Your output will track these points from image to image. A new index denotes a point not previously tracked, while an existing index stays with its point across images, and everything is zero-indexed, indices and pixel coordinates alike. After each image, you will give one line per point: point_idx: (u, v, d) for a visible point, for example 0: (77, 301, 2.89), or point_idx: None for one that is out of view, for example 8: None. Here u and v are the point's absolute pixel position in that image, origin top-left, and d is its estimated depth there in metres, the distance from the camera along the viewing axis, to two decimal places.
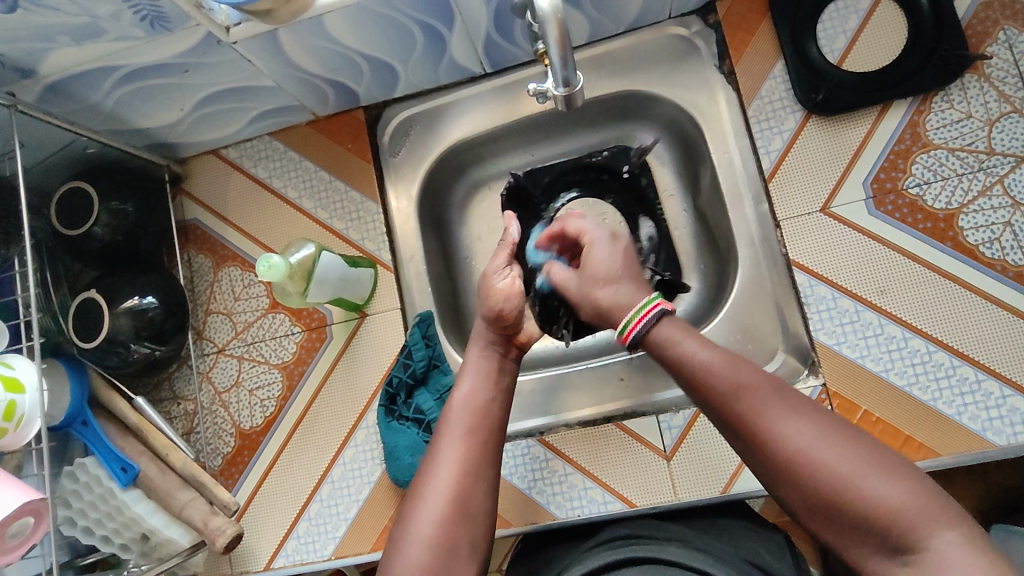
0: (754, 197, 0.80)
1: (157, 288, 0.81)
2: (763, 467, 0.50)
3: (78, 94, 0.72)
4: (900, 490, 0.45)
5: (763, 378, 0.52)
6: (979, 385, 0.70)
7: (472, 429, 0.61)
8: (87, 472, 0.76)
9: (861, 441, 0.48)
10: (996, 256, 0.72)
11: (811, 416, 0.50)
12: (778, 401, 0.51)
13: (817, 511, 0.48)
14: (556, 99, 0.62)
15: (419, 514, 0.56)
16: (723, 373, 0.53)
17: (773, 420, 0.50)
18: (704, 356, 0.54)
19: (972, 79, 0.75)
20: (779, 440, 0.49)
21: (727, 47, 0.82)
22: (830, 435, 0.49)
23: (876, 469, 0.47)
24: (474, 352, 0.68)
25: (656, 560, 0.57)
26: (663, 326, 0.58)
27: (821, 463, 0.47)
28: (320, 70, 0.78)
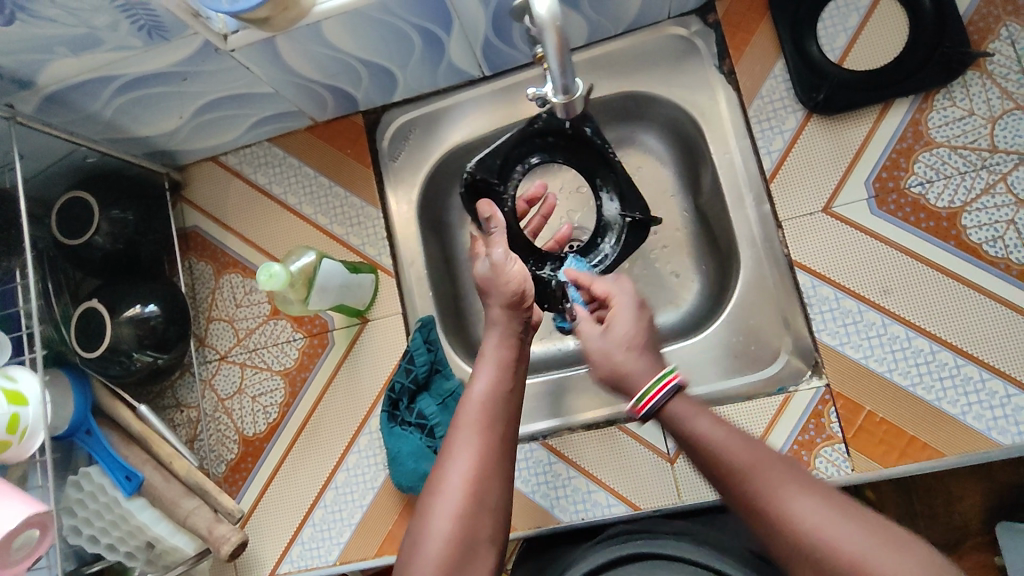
0: (755, 198, 0.80)
1: (159, 296, 0.81)
2: (774, 548, 0.50)
3: (77, 104, 0.72)
4: (915, 569, 0.45)
5: (775, 456, 0.54)
6: (983, 384, 0.70)
7: (489, 423, 0.60)
8: (91, 481, 0.76)
9: (873, 520, 0.49)
10: (999, 254, 0.72)
11: (821, 494, 0.51)
12: (788, 479, 0.52)
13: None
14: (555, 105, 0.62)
15: (437, 511, 0.56)
16: (731, 453, 0.54)
17: (783, 495, 0.51)
18: (717, 433, 0.56)
19: (974, 76, 0.74)
20: (790, 518, 0.49)
21: (727, 47, 0.81)
22: (840, 512, 0.49)
23: (889, 547, 0.47)
24: (492, 341, 0.66)
25: (659, 555, 0.58)
26: (678, 404, 0.59)
27: (835, 541, 0.47)
28: (318, 76, 0.78)
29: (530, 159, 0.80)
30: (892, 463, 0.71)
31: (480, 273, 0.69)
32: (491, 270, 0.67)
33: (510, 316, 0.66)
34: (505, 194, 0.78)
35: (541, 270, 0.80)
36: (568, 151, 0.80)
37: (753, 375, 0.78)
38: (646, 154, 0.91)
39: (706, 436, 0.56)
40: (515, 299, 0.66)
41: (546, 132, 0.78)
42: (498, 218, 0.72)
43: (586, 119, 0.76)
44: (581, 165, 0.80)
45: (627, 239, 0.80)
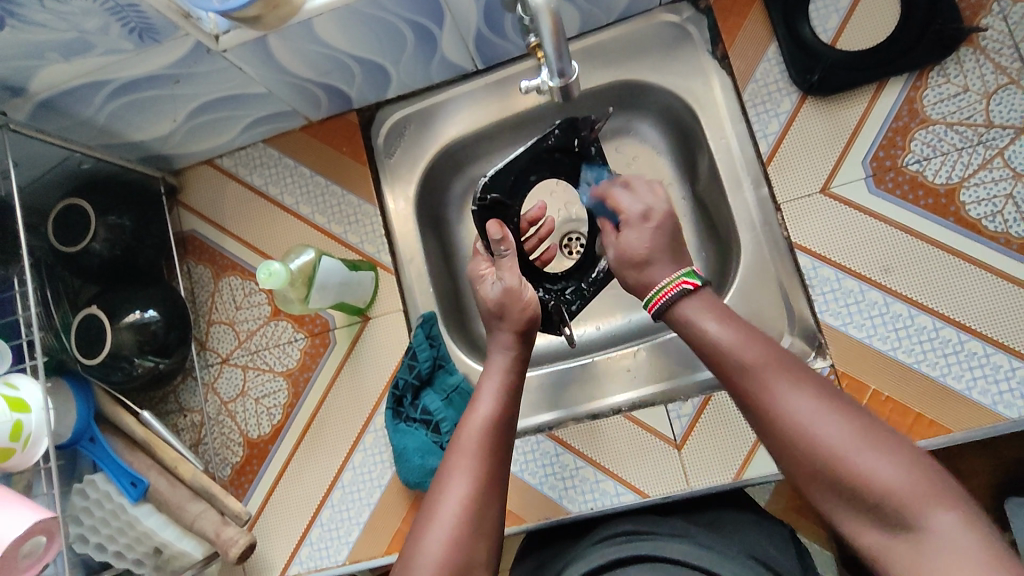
0: (753, 181, 0.80)
1: (158, 301, 0.80)
2: (766, 438, 0.51)
3: (71, 109, 0.71)
4: (898, 472, 0.45)
5: (777, 354, 0.53)
6: (988, 359, 0.70)
7: (489, 447, 0.60)
8: (96, 488, 0.76)
9: (866, 420, 0.48)
10: (999, 229, 0.71)
11: (818, 390, 0.50)
12: (784, 372, 0.52)
13: (816, 488, 0.48)
14: (550, 90, 0.62)
15: (432, 533, 0.55)
16: (731, 347, 0.54)
17: (775, 390, 0.51)
18: (722, 331, 0.55)
19: (967, 52, 0.74)
20: (778, 412, 0.50)
21: (719, 32, 0.81)
22: (832, 409, 0.49)
23: (876, 450, 0.47)
24: (497, 365, 0.66)
25: (658, 559, 0.57)
26: (685, 302, 0.59)
27: (820, 437, 0.48)
28: (311, 74, 0.77)
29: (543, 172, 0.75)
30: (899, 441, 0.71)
31: (491, 294, 0.70)
32: (504, 293, 0.69)
33: (520, 339, 0.68)
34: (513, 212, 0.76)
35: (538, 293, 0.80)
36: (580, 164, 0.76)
37: None
38: (642, 143, 0.91)
39: (707, 331, 0.56)
40: (525, 325, 0.68)
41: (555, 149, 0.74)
42: (509, 241, 0.71)
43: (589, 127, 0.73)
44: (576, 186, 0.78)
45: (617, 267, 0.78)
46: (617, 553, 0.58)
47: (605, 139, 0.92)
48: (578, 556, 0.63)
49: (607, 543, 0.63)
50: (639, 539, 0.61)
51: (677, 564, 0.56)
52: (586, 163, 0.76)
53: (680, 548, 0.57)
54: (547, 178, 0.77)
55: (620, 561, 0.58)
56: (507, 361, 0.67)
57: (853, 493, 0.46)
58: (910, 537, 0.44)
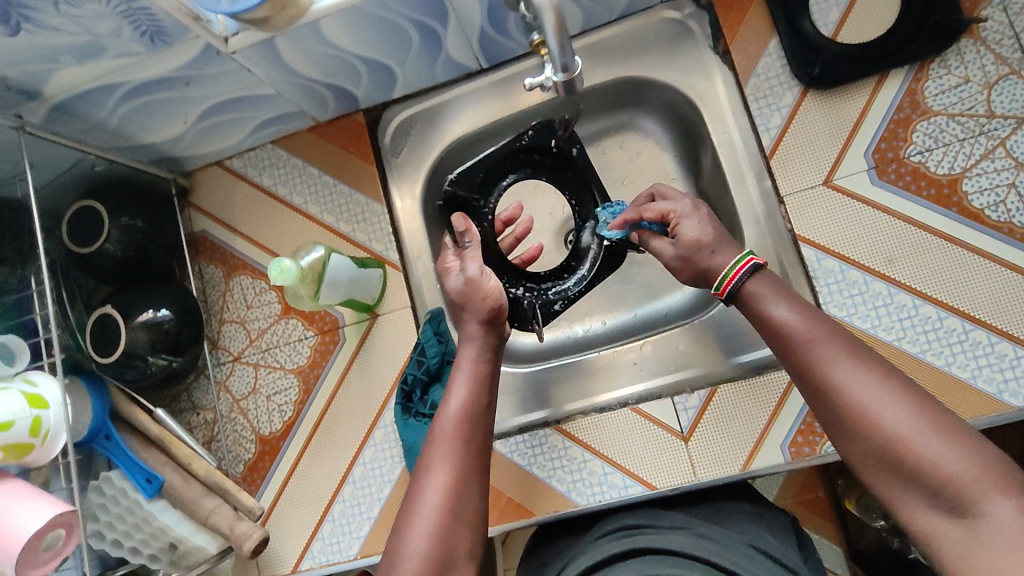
0: (757, 174, 0.80)
1: (172, 301, 0.81)
2: (830, 425, 0.51)
3: (84, 112, 0.73)
4: (964, 460, 0.44)
5: (847, 341, 0.52)
6: (992, 348, 0.70)
7: (463, 439, 0.61)
8: (112, 485, 0.77)
9: (932, 403, 0.47)
10: (1002, 218, 0.72)
11: (888, 376, 0.49)
12: (854, 358, 0.51)
13: (877, 472, 0.48)
14: (554, 85, 0.63)
15: (414, 524, 0.56)
16: (798, 324, 0.54)
17: (841, 376, 0.50)
18: (792, 314, 0.54)
19: (968, 43, 0.75)
20: (843, 397, 0.49)
21: (721, 27, 0.82)
22: (902, 396, 0.48)
23: (942, 437, 0.45)
24: (467, 355, 0.67)
25: (658, 550, 0.57)
26: (755, 281, 0.58)
27: (885, 423, 0.47)
28: (319, 75, 0.79)
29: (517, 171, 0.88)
30: None
31: (455, 287, 0.71)
32: (467, 283, 0.69)
33: (486, 330, 0.68)
34: (484, 209, 0.87)
35: (515, 288, 0.88)
36: (569, 164, 0.87)
37: (755, 354, 0.79)
38: (646, 140, 0.92)
39: (776, 315, 0.55)
40: (492, 314, 0.68)
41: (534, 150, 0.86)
42: (473, 233, 0.74)
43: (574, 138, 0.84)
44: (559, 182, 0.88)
45: (603, 263, 0.86)
46: (617, 548, 0.59)
47: (609, 137, 0.93)
48: (580, 552, 0.63)
49: (608, 538, 0.64)
50: (638, 533, 0.61)
51: (681, 556, 0.56)
52: (569, 161, 0.86)
53: (679, 540, 0.58)
54: (523, 175, 0.88)
55: (620, 556, 0.58)
56: (475, 352, 0.67)
57: (916, 478, 0.45)
58: (968, 521, 0.43)
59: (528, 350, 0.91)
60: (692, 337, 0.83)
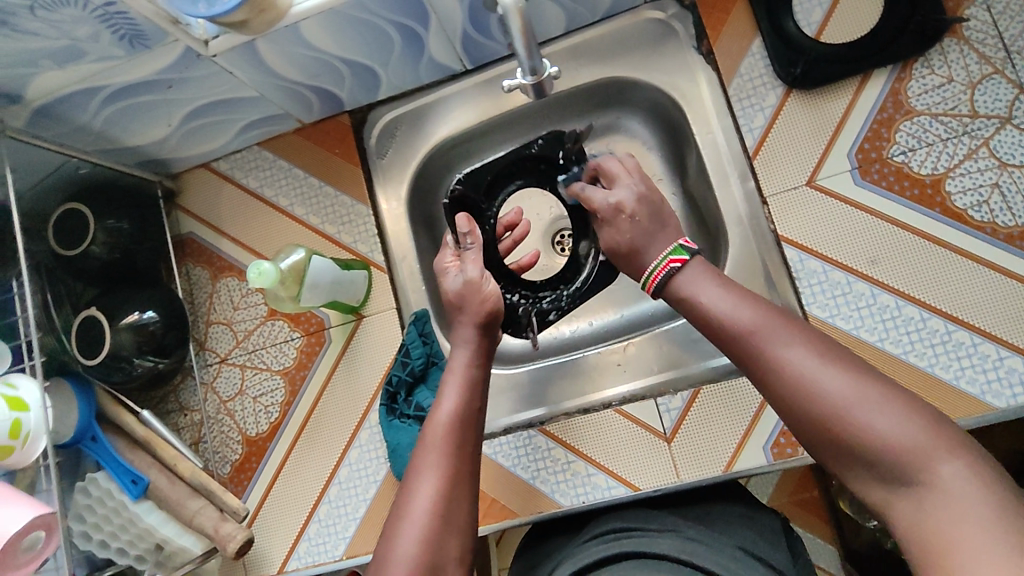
0: (740, 175, 0.80)
1: (158, 302, 0.82)
2: (770, 400, 0.51)
3: (66, 116, 0.73)
4: (899, 424, 0.45)
5: (774, 314, 0.53)
6: (975, 348, 0.70)
7: (454, 444, 0.61)
8: (98, 487, 0.78)
9: (865, 372, 0.48)
10: (985, 218, 0.72)
11: (818, 347, 0.50)
12: (782, 332, 0.51)
13: (820, 446, 0.48)
14: (526, 89, 0.64)
15: (404, 532, 0.56)
16: (728, 311, 0.54)
17: (773, 351, 0.51)
18: (721, 295, 0.55)
19: (952, 42, 0.74)
20: (779, 372, 0.50)
21: (704, 27, 0.82)
22: (833, 365, 0.49)
23: (875, 401, 0.46)
24: (458, 361, 0.67)
25: (645, 554, 0.57)
26: (680, 272, 0.59)
27: (820, 394, 0.48)
28: (301, 77, 0.79)
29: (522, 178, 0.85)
30: None
31: (452, 287, 0.72)
32: (465, 284, 0.71)
33: (478, 334, 0.68)
34: (488, 212, 0.85)
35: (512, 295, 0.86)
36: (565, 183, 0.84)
37: None
38: (631, 140, 0.92)
39: (707, 298, 0.56)
40: (487, 320, 0.69)
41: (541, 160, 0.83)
42: (476, 236, 0.74)
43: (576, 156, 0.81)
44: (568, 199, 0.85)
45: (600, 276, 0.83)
46: (606, 551, 0.58)
47: (595, 137, 0.93)
48: (568, 554, 0.63)
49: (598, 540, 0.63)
50: (627, 535, 0.61)
51: (666, 558, 0.56)
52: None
53: (670, 544, 0.57)
54: (529, 184, 0.86)
55: (609, 559, 0.58)
56: (467, 358, 0.67)
57: (855, 449, 0.46)
58: (911, 489, 0.44)
59: (514, 351, 0.91)
60: (676, 338, 0.83)
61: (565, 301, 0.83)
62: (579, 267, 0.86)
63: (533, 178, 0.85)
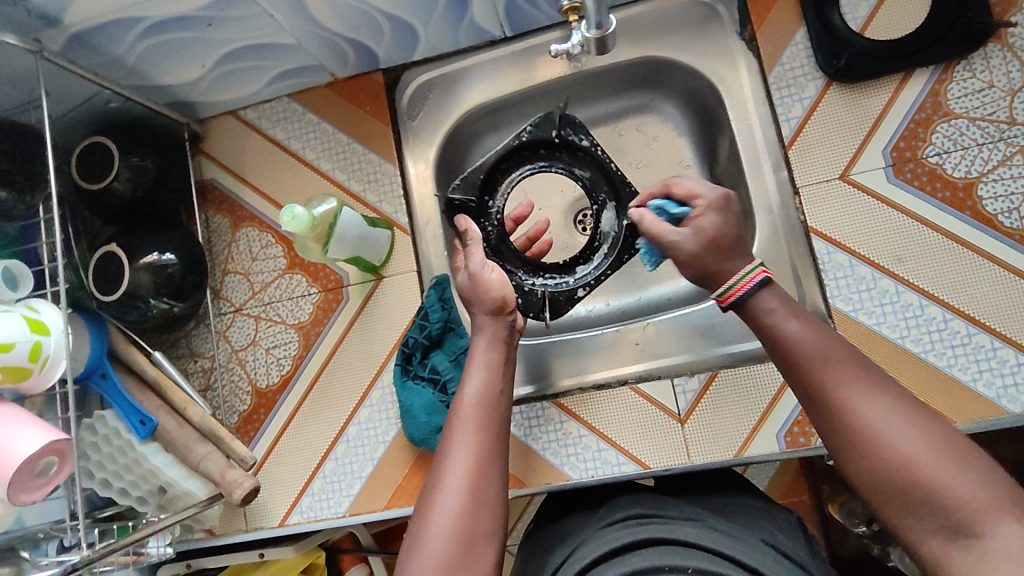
0: (774, 164, 0.81)
1: (177, 245, 0.81)
2: (836, 448, 0.52)
3: (102, 46, 0.71)
4: (972, 484, 0.46)
5: (852, 358, 0.53)
6: (994, 352, 0.71)
7: (483, 421, 0.62)
8: (106, 424, 0.77)
9: (937, 427, 0.49)
10: (1015, 225, 0.72)
11: (892, 397, 0.51)
12: (859, 378, 0.52)
13: (888, 500, 0.49)
14: (589, 43, 0.65)
15: (436, 509, 0.57)
16: (812, 348, 0.54)
17: (849, 397, 0.51)
18: (797, 329, 0.56)
19: (995, 48, 0.74)
20: (855, 421, 0.50)
21: (749, 13, 0.82)
22: (907, 420, 0.49)
23: (949, 460, 0.47)
24: (479, 346, 0.68)
25: (671, 541, 0.57)
26: (764, 297, 0.59)
27: (898, 447, 0.48)
28: (341, 28, 0.78)
29: (525, 167, 0.79)
30: None
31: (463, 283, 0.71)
32: (471, 279, 0.69)
33: (496, 321, 0.68)
34: (490, 208, 0.79)
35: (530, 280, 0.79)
36: (576, 154, 0.77)
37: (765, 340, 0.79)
38: (663, 124, 0.92)
39: (783, 327, 0.56)
40: (498, 306, 0.68)
41: (540, 144, 0.77)
42: (474, 232, 0.73)
43: (577, 126, 0.76)
44: (592, 173, 0.78)
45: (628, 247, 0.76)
46: (630, 537, 0.58)
47: (626, 117, 0.93)
48: (588, 538, 0.62)
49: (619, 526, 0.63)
50: (650, 522, 0.61)
51: (692, 546, 0.56)
52: (573, 149, 0.77)
53: (695, 532, 0.58)
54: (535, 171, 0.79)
55: (632, 546, 0.58)
56: (490, 341, 0.68)
57: (925, 505, 0.47)
58: (971, 543, 0.45)
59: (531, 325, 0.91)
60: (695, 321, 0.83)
61: (608, 270, 0.76)
62: (597, 236, 0.79)
63: (540, 164, 0.79)
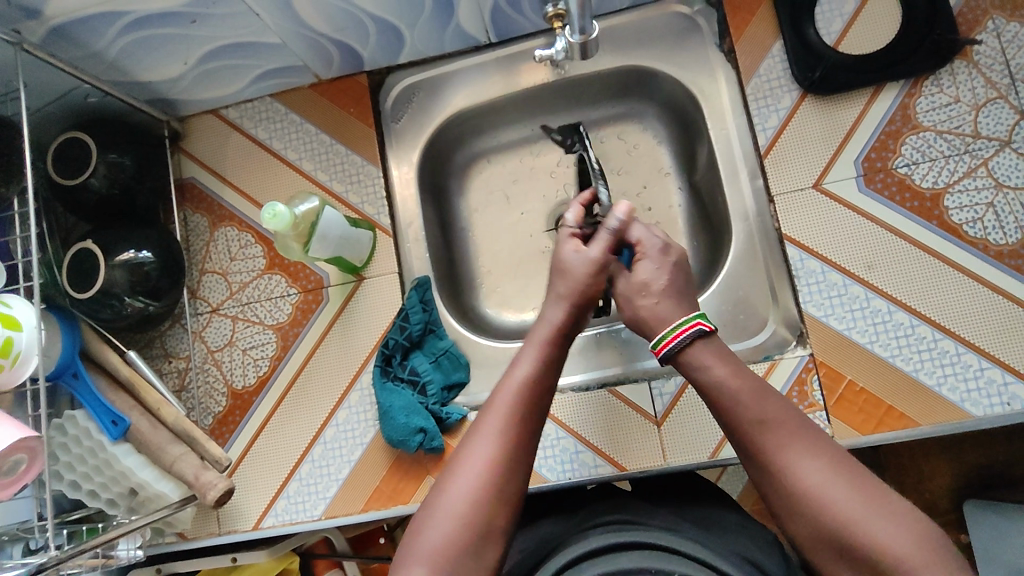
0: (750, 172, 0.82)
1: (154, 243, 0.80)
2: (778, 503, 0.54)
3: (82, 40, 0.71)
4: (904, 536, 0.48)
5: (787, 418, 0.56)
6: (959, 358, 0.73)
7: (525, 408, 0.61)
8: (76, 425, 0.75)
9: (867, 483, 0.52)
10: (979, 235, 0.74)
11: (825, 457, 0.54)
12: (792, 435, 0.55)
13: (827, 552, 0.51)
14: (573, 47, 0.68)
15: (453, 491, 0.56)
16: (748, 405, 0.57)
17: (786, 454, 0.54)
18: (730, 383, 0.59)
19: (961, 64, 0.77)
20: (792, 480, 0.53)
21: (728, 26, 0.84)
22: (839, 475, 0.52)
23: (881, 514, 0.50)
24: (537, 337, 0.67)
25: (655, 546, 0.58)
26: (699, 348, 0.62)
27: (834, 506, 0.51)
28: (327, 30, 0.78)
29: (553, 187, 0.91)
30: (869, 431, 0.73)
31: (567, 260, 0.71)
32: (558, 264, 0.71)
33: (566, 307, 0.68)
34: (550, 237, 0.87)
35: None
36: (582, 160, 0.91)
37: (741, 343, 0.81)
38: (643, 132, 0.94)
39: (717, 384, 0.59)
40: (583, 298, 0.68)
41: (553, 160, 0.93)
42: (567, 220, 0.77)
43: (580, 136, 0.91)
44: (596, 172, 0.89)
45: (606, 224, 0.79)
46: (610, 538, 0.59)
47: (607, 125, 0.95)
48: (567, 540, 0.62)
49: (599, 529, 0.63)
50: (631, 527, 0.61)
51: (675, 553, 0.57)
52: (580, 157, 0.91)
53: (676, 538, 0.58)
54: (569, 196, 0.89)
55: (612, 549, 0.58)
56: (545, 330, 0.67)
57: (860, 557, 0.49)
58: None
59: (509, 327, 0.91)
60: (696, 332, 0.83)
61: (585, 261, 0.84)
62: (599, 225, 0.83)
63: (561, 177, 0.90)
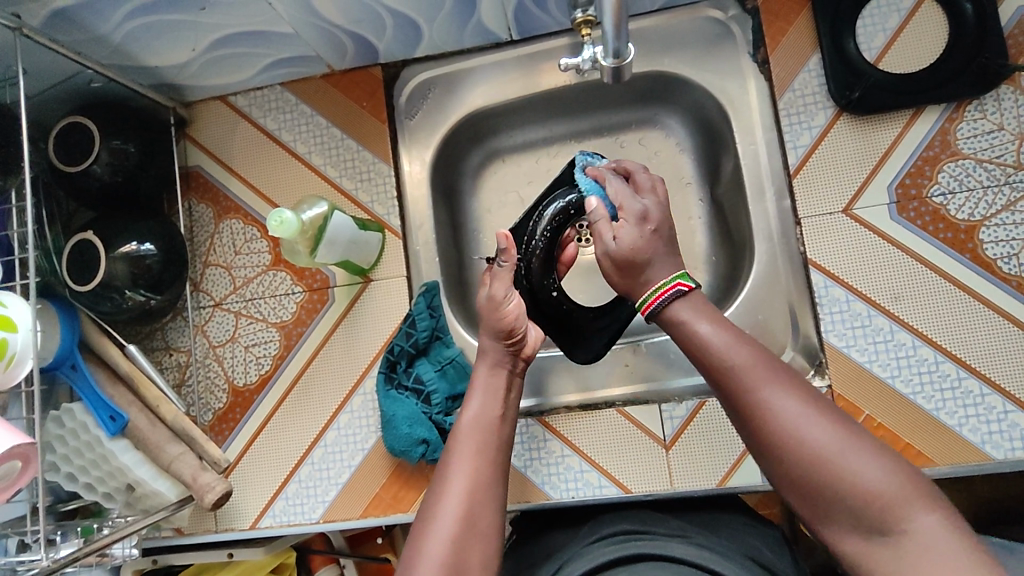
0: (776, 192, 0.79)
1: (156, 235, 0.78)
2: (757, 446, 0.52)
3: (87, 23, 0.67)
4: (884, 474, 0.47)
5: (765, 357, 0.53)
6: (982, 399, 0.70)
7: (481, 447, 0.62)
8: (74, 418, 0.74)
9: (843, 419, 0.50)
10: (1013, 271, 0.71)
11: (801, 392, 0.51)
12: (772, 374, 0.52)
13: (808, 501, 0.49)
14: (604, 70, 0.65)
15: (430, 535, 0.56)
16: (721, 349, 0.54)
17: (764, 398, 0.51)
18: (707, 336, 0.55)
19: (1007, 90, 0.73)
20: (770, 421, 0.51)
21: (763, 36, 0.80)
22: (813, 411, 0.50)
23: (858, 451, 0.48)
24: (482, 372, 0.68)
25: (664, 557, 0.56)
26: (680, 306, 0.58)
27: (811, 444, 0.49)
28: (342, 21, 0.75)
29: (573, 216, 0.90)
30: None
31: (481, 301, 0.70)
32: (487, 303, 0.68)
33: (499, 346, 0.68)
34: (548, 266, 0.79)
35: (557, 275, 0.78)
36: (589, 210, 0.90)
37: None
38: (666, 139, 0.90)
39: (697, 329, 0.56)
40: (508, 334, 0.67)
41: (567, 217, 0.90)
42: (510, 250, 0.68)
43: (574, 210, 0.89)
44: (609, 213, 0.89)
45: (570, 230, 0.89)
46: (614, 552, 0.57)
47: (628, 130, 0.91)
48: (573, 556, 0.60)
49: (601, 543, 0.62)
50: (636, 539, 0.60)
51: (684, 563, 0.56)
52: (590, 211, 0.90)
53: (683, 547, 0.57)
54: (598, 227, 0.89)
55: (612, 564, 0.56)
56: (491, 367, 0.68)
57: (842, 500, 0.47)
58: (890, 538, 0.46)
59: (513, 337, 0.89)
60: None
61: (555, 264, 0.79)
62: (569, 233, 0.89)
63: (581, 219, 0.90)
